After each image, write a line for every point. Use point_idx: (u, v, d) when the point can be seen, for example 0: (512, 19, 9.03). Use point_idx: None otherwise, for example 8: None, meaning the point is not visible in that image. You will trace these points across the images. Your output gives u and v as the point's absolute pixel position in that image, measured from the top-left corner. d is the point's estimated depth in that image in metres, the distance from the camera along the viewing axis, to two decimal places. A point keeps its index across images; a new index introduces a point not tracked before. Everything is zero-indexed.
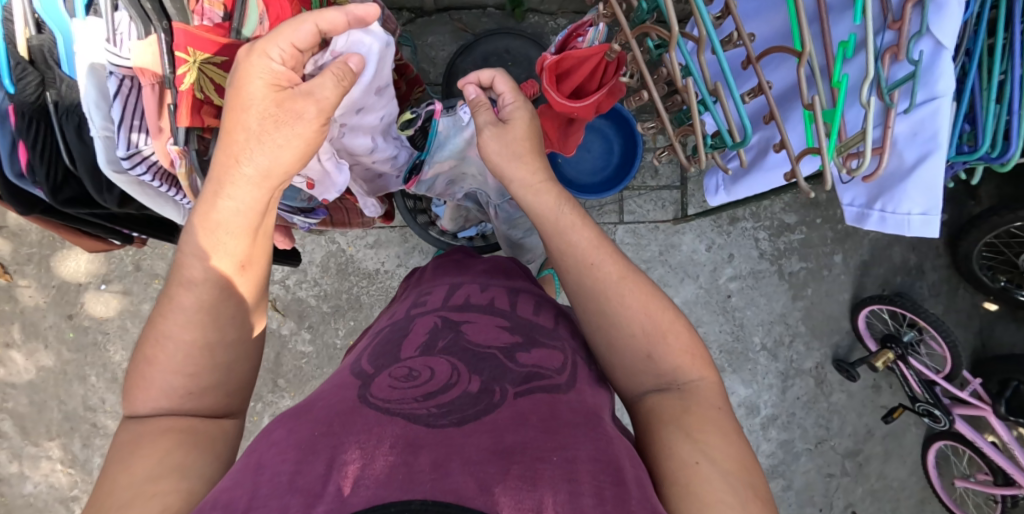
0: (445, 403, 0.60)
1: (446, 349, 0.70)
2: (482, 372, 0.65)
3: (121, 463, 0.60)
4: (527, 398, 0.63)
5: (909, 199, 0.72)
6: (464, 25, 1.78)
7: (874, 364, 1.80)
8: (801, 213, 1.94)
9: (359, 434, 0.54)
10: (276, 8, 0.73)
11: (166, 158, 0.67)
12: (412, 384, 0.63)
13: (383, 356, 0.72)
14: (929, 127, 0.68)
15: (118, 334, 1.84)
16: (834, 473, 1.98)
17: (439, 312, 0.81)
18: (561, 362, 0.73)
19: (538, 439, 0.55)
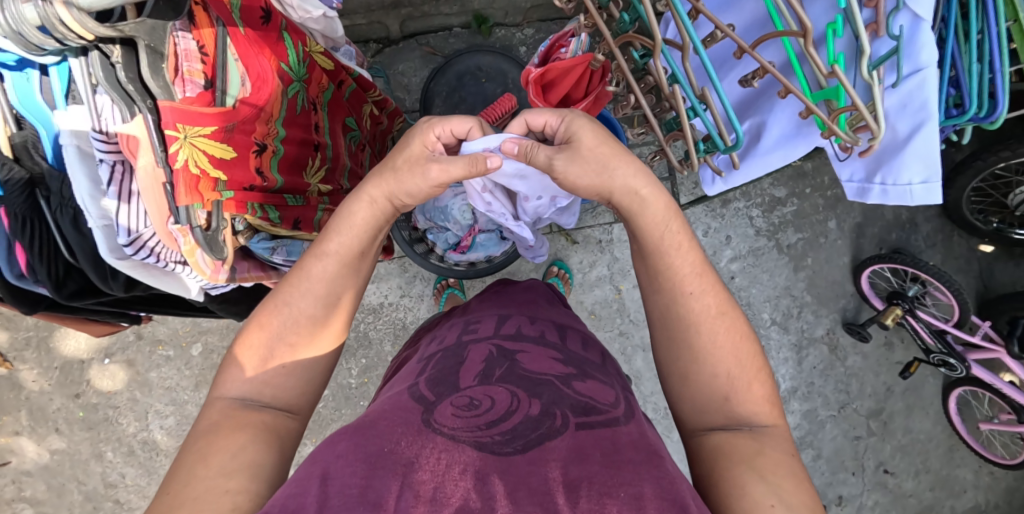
0: (508, 430, 0.60)
1: (504, 377, 0.70)
2: (541, 395, 0.66)
3: (200, 455, 0.63)
4: (588, 431, 0.62)
5: (908, 170, 0.73)
6: (433, 48, 1.78)
7: (884, 322, 1.81)
8: (789, 186, 1.96)
9: (431, 454, 0.56)
10: (255, 67, 0.72)
11: (168, 236, 0.64)
12: (474, 412, 0.63)
13: (441, 383, 0.71)
14: (917, 98, 0.69)
15: (129, 406, 1.80)
16: (861, 435, 1.99)
17: (491, 340, 0.79)
18: (615, 396, 0.73)
19: (602, 473, 0.55)
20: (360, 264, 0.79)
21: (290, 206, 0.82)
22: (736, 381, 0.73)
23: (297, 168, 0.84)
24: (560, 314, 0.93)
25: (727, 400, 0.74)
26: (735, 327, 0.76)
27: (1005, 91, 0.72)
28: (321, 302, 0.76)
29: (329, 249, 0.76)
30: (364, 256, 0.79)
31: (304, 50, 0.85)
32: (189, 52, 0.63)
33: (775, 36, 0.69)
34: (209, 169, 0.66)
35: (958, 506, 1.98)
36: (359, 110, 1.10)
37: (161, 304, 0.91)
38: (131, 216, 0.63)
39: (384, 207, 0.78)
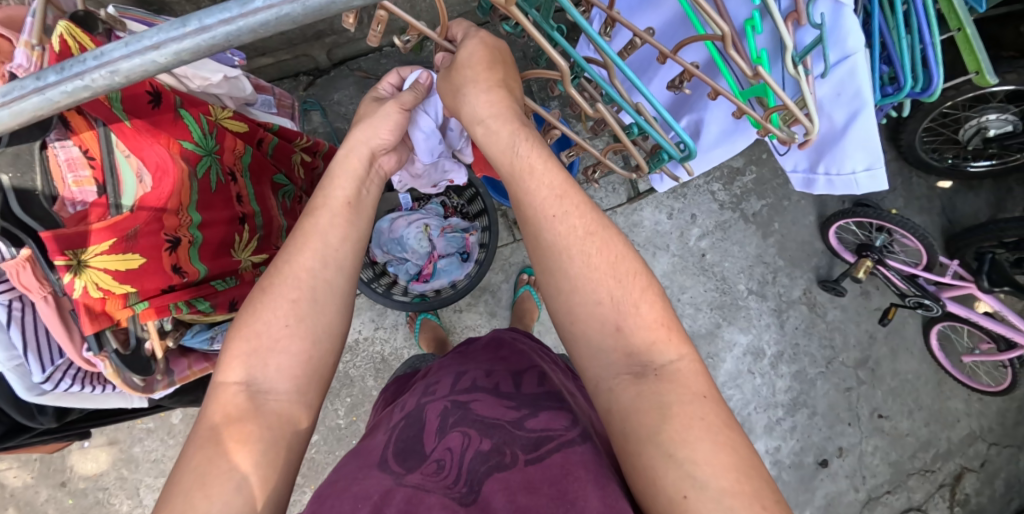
0: (467, 479, 0.64)
1: (458, 421, 0.71)
2: (493, 435, 0.68)
3: (200, 481, 0.58)
4: (538, 464, 0.64)
5: (851, 158, 0.73)
6: (366, 72, 1.73)
7: (857, 275, 1.82)
8: (745, 154, 1.97)
9: (398, 502, 0.59)
10: (152, 156, 0.68)
11: (86, 362, 0.65)
12: (442, 474, 0.65)
13: (410, 454, 0.69)
14: (850, 87, 0.68)
15: (118, 485, 1.76)
16: (852, 386, 2.01)
17: (447, 397, 0.78)
18: (570, 419, 0.72)
19: (548, 505, 0.58)
20: (358, 214, 0.76)
21: (221, 291, 0.81)
22: (659, 347, 0.64)
23: (218, 250, 0.81)
24: (521, 353, 0.92)
25: (644, 366, 0.63)
26: (645, 281, 0.66)
27: (941, 62, 0.71)
28: (323, 258, 0.71)
29: (319, 202, 0.74)
30: (356, 208, 0.76)
31: (207, 120, 0.80)
32: (72, 159, 0.61)
33: (698, 39, 0.67)
34: (115, 288, 0.63)
35: (954, 436, 2.01)
36: (287, 163, 1.06)
37: (105, 416, 0.88)
38: (42, 353, 0.63)
39: (362, 154, 0.79)
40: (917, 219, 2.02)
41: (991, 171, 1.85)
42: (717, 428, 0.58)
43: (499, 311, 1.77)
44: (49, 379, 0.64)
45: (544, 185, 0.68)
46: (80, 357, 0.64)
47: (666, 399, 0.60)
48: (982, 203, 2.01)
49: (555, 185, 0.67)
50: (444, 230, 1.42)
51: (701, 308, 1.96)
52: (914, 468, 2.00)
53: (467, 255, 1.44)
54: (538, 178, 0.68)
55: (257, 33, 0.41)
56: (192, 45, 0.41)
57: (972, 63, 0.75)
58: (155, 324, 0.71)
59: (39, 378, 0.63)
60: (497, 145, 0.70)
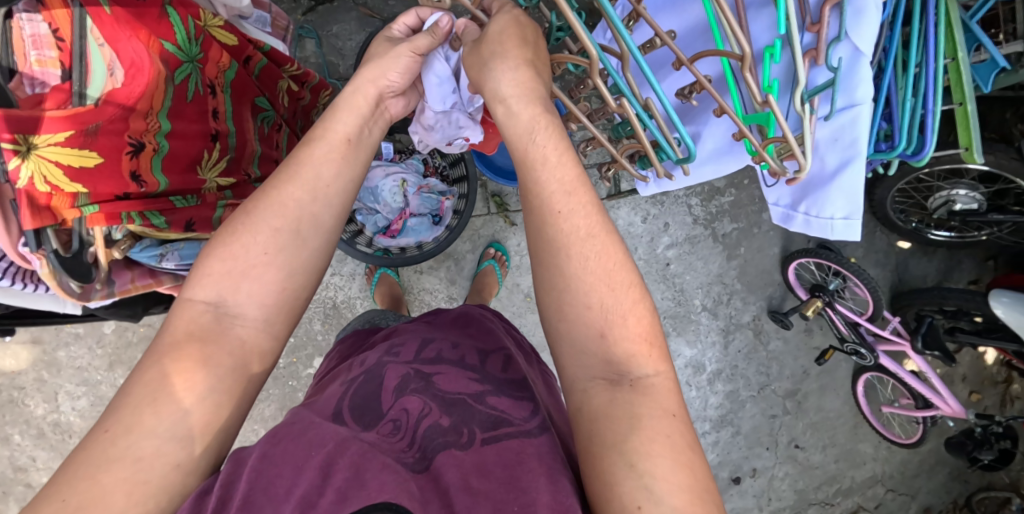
0: (420, 446, 0.64)
1: (416, 388, 0.72)
2: (452, 413, 0.68)
3: (151, 398, 0.58)
4: (493, 446, 0.65)
5: (832, 204, 0.74)
6: (371, 9, 1.63)
7: (805, 312, 1.90)
8: (729, 176, 1.99)
9: (353, 452, 0.58)
10: (127, 51, 0.64)
11: (21, 258, 0.59)
12: (397, 437, 0.66)
13: (365, 412, 0.71)
14: (848, 134, 0.68)
15: (36, 387, 1.66)
16: (777, 414, 2.12)
17: (410, 363, 0.78)
18: (532, 408, 0.72)
19: (497, 491, 0.58)
20: (355, 153, 0.72)
21: (179, 209, 0.76)
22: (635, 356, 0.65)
23: (184, 165, 0.76)
24: (486, 330, 0.93)
25: (620, 375, 0.64)
26: (637, 293, 0.66)
27: (935, 130, 0.72)
28: (312, 189, 0.67)
29: (318, 133, 0.70)
30: (354, 148, 0.72)
31: (196, 25, 0.76)
32: (38, 36, 0.56)
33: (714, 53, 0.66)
34: (64, 185, 0.59)
35: (858, 476, 2.15)
36: (271, 88, 1.01)
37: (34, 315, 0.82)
38: None
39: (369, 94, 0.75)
40: (871, 271, 2.12)
41: (948, 242, 1.95)
42: (680, 449, 0.59)
43: (459, 280, 1.76)
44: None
45: (553, 176, 0.65)
46: (14, 250, 0.59)
47: (638, 411, 0.61)
48: (932, 268, 2.12)
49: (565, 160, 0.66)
50: (421, 189, 1.38)
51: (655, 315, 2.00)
52: (816, 499, 2.14)
53: (439, 218, 1.41)
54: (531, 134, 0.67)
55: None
56: None
57: (964, 138, 0.76)
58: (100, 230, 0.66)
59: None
60: (513, 126, 0.67)
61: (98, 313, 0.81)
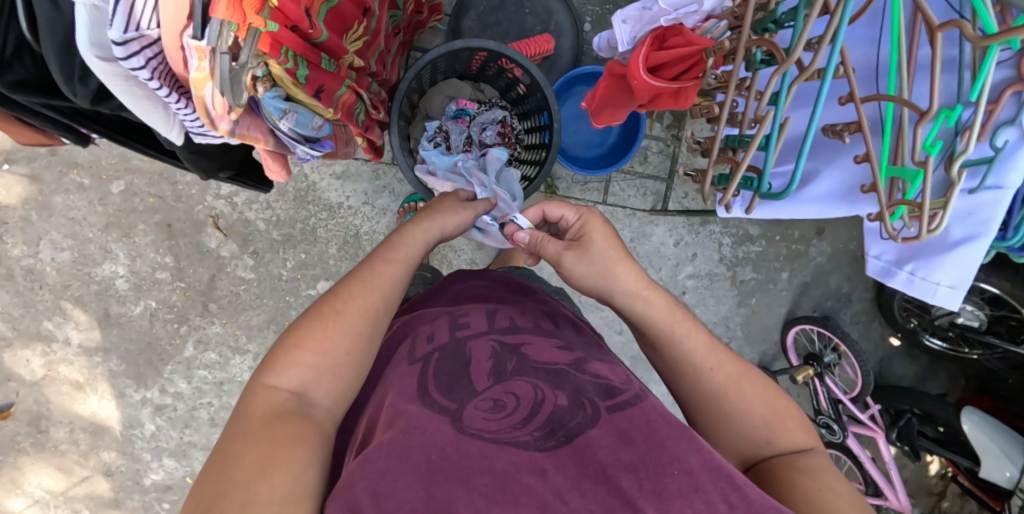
0: (544, 425, 0.60)
1: (518, 372, 0.68)
2: (564, 388, 0.65)
3: (268, 456, 0.56)
4: (619, 413, 0.61)
5: (943, 273, 0.79)
6: None
7: (795, 375, 1.98)
8: (763, 227, 2.01)
9: (479, 462, 0.54)
10: None
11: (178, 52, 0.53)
12: (504, 415, 0.62)
13: (454, 387, 0.68)
14: (985, 213, 0.72)
15: (20, 226, 1.46)
16: None
17: (490, 336, 0.76)
18: (622, 376, 0.72)
19: (652, 454, 0.55)
20: (391, 303, 0.75)
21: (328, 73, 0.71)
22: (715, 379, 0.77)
23: (340, 26, 0.69)
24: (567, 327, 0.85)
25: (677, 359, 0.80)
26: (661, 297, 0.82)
27: None
28: (382, 296, 0.74)
29: (395, 256, 0.79)
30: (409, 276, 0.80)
31: None
32: None
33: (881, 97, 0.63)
34: None
35: None
36: None
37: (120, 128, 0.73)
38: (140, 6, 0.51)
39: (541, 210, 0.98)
40: None
41: (941, 348, 2.03)
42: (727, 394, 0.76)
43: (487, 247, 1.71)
44: (127, 48, 0.52)
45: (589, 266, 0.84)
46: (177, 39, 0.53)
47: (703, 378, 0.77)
48: (911, 369, 2.21)
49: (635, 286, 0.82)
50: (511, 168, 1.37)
51: None
52: None
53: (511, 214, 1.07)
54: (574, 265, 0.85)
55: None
56: None
57: None
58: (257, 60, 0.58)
59: (116, 40, 0.51)
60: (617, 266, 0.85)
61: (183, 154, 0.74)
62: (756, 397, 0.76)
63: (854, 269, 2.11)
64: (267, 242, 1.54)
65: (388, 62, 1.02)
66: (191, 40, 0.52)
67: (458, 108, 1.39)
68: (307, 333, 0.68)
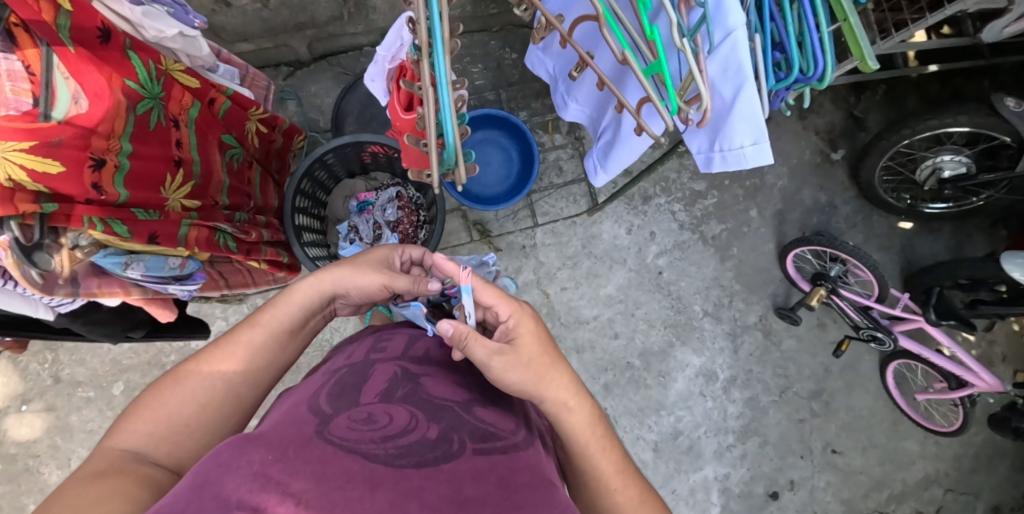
0: (403, 446, 0.62)
1: (404, 398, 0.72)
2: (440, 421, 0.68)
3: (83, 491, 0.57)
4: (484, 455, 0.65)
5: (740, 133, 0.76)
6: (344, 68, 1.76)
7: (810, 303, 1.84)
8: (708, 179, 2.00)
9: (313, 467, 0.56)
10: (91, 83, 0.75)
11: None
12: (371, 427, 0.65)
13: (342, 398, 0.71)
14: (733, 63, 0.70)
15: (51, 454, 1.63)
16: (805, 417, 2.04)
17: (398, 361, 0.81)
18: (515, 422, 0.76)
19: (494, 494, 0.58)
20: (270, 367, 0.82)
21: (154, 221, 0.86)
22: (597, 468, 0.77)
23: (148, 182, 0.85)
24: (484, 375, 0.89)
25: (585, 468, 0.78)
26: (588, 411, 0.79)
27: (823, 49, 0.74)
28: (250, 352, 0.80)
29: (262, 319, 0.82)
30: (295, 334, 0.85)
31: (156, 67, 0.88)
32: (14, 72, 0.66)
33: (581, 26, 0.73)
34: (26, 183, 0.67)
35: (909, 478, 2.02)
36: (240, 128, 1.11)
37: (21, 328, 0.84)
38: None
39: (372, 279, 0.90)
40: (876, 255, 2.03)
41: (947, 213, 1.90)
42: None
43: None
44: None
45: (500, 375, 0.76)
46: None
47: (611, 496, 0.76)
48: (940, 246, 2.03)
49: (531, 394, 0.76)
50: (411, 244, 1.48)
51: (655, 324, 1.93)
52: (867, 509, 2.01)
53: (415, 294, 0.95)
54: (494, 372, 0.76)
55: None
56: None
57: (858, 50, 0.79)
58: (69, 234, 0.76)
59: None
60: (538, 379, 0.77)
61: (67, 324, 0.86)
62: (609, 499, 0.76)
63: (822, 177, 2.04)
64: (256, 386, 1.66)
65: (257, 193, 1.19)
66: None
67: (359, 201, 1.54)
68: (152, 397, 0.72)
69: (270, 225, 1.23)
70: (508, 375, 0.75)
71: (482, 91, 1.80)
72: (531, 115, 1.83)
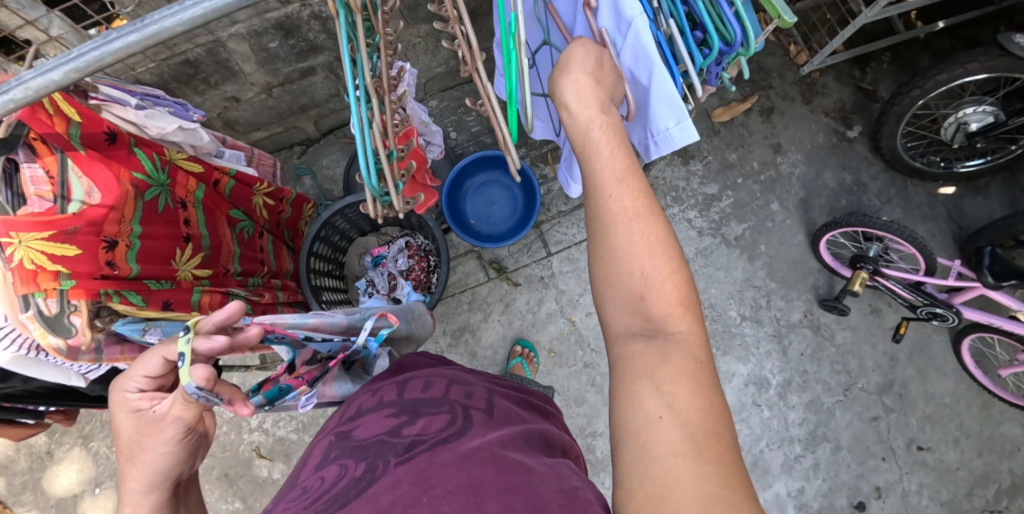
0: (330, 498, 0.55)
1: (336, 454, 0.63)
2: (367, 456, 0.59)
3: None
4: (408, 463, 0.55)
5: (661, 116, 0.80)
6: (351, 138, 1.92)
7: (853, 289, 1.74)
8: (721, 179, 1.97)
9: None
10: (102, 179, 0.86)
11: (20, 324, 0.78)
12: (303, 496, 0.57)
13: (282, 493, 0.63)
14: (640, 49, 0.76)
15: None
16: (879, 415, 1.86)
17: (332, 430, 0.71)
18: (450, 419, 0.64)
19: (408, 492, 0.51)
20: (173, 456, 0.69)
21: (170, 290, 0.97)
22: (672, 327, 0.56)
23: (159, 258, 0.96)
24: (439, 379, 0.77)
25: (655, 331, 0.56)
26: (675, 261, 0.58)
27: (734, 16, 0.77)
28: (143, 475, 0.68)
29: (127, 450, 0.69)
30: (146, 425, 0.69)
31: (161, 159, 1.01)
32: (37, 177, 0.78)
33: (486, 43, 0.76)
34: (47, 265, 0.78)
35: (1017, 468, 1.79)
36: (246, 203, 1.24)
37: (60, 397, 0.95)
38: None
39: (156, 360, 0.70)
40: (922, 228, 1.89)
41: (986, 168, 1.77)
42: (696, 417, 0.48)
43: (480, 348, 1.80)
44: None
45: (609, 167, 0.63)
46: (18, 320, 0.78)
47: (669, 351, 0.53)
48: (993, 206, 1.87)
49: (637, 202, 0.60)
50: (426, 289, 1.54)
51: None
52: (974, 509, 1.78)
53: (181, 330, 0.65)
54: (605, 160, 0.63)
55: (116, 55, 0.59)
56: (77, 67, 0.59)
57: (772, 10, 0.81)
58: (91, 307, 0.84)
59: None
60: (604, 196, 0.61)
61: (100, 390, 0.97)
62: (676, 374, 0.52)
63: (842, 156, 1.95)
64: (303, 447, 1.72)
65: (270, 259, 1.31)
66: (24, 314, 0.77)
67: (374, 256, 1.61)
68: None
69: (286, 290, 1.34)
70: (621, 161, 0.63)
71: (480, 135, 1.89)
72: (530, 149, 1.88)
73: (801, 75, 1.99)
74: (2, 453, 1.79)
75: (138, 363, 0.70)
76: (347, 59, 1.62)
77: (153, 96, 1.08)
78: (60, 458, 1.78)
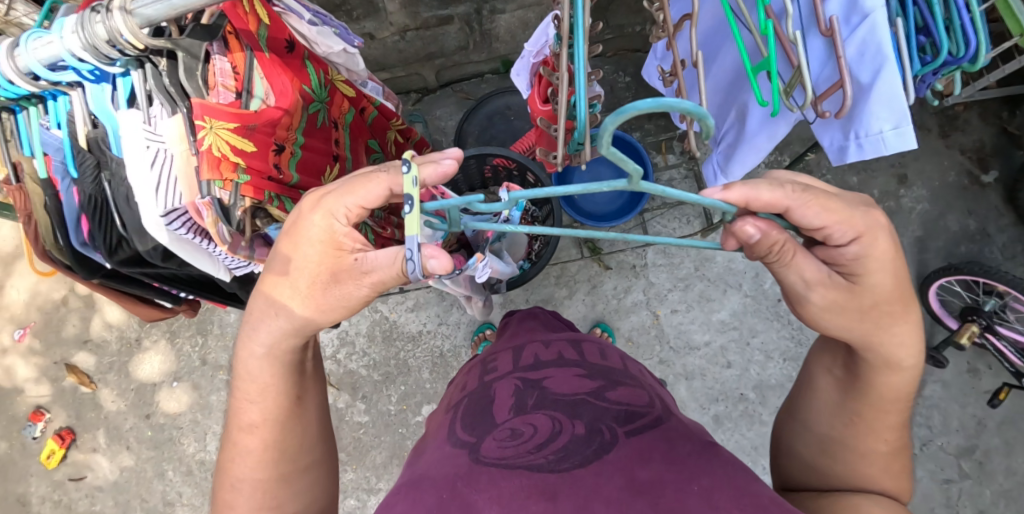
0: (558, 449, 0.69)
1: (538, 404, 0.78)
2: (582, 416, 0.74)
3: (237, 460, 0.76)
4: (636, 435, 0.71)
5: (879, 118, 0.79)
6: (466, 94, 1.91)
7: (960, 341, 1.63)
8: None
9: (486, 490, 0.65)
10: (278, 84, 0.88)
11: (195, 208, 0.79)
12: (518, 440, 0.72)
13: (478, 424, 0.79)
14: (872, 44, 0.76)
15: (192, 428, 1.84)
16: (952, 478, 1.77)
17: (514, 375, 0.88)
18: (645, 398, 0.81)
19: (667, 473, 0.63)
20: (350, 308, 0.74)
21: None
22: None
23: (313, 171, 0.98)
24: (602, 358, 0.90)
25: None
26: None
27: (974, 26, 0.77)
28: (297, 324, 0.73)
29: (315, 282, 0.71)
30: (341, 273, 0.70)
31: (325, 76, 1.02)
32: (225, 70, 0.79)
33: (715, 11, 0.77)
34: (230, 156, 0.79)
35: None
36: (382, 135, 1.24)
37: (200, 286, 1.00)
38: (172, 197, 0.78)
39: (375, 192, 0.65)
40: None
41: None
42: None
43: None
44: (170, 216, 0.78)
45: None
46: (193, 206, 0.79)
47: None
48: None
49: None
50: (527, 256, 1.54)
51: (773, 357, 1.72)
52: None
53: (406, 164, 0.59)
54: None
55: None
56: None
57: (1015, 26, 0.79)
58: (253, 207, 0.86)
59: (161, 215, 0.77)
60: None
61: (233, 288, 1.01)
62: None
63: (971, 201, 1.82)
64: (371, 384, 1.77)
65: None
66: (201, 199, 0.78)
67: None
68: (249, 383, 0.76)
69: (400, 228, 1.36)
70: None
71: None
72: (644, 135, 1.82)
73: (943, 108, 1.86)
74: (98, 332, 1.92)
75: (355, 191, 0.66)
76: (485, 13, 1.59)
77: (321, 15, 1.05)
78: (147, 347, 1.89)
